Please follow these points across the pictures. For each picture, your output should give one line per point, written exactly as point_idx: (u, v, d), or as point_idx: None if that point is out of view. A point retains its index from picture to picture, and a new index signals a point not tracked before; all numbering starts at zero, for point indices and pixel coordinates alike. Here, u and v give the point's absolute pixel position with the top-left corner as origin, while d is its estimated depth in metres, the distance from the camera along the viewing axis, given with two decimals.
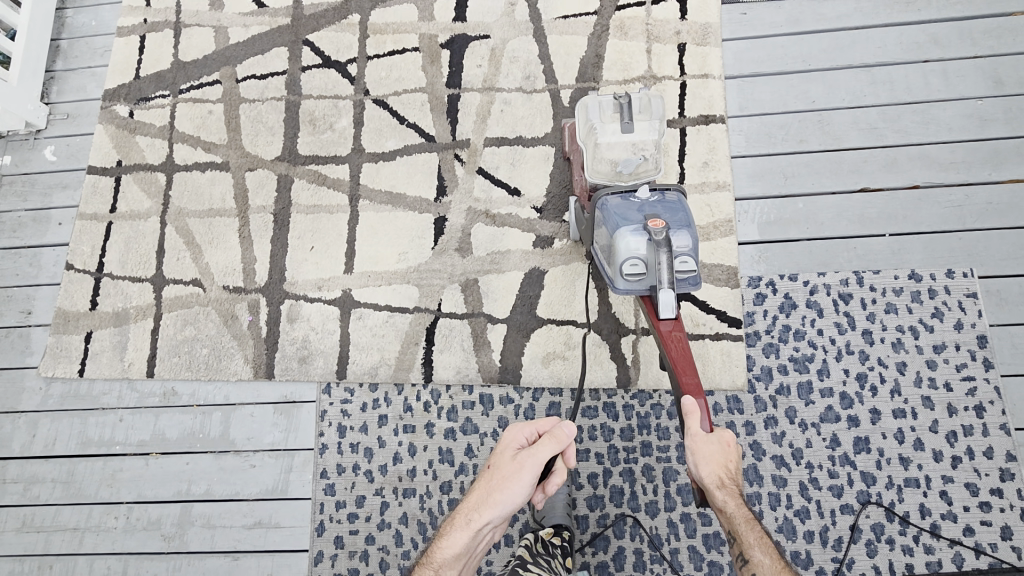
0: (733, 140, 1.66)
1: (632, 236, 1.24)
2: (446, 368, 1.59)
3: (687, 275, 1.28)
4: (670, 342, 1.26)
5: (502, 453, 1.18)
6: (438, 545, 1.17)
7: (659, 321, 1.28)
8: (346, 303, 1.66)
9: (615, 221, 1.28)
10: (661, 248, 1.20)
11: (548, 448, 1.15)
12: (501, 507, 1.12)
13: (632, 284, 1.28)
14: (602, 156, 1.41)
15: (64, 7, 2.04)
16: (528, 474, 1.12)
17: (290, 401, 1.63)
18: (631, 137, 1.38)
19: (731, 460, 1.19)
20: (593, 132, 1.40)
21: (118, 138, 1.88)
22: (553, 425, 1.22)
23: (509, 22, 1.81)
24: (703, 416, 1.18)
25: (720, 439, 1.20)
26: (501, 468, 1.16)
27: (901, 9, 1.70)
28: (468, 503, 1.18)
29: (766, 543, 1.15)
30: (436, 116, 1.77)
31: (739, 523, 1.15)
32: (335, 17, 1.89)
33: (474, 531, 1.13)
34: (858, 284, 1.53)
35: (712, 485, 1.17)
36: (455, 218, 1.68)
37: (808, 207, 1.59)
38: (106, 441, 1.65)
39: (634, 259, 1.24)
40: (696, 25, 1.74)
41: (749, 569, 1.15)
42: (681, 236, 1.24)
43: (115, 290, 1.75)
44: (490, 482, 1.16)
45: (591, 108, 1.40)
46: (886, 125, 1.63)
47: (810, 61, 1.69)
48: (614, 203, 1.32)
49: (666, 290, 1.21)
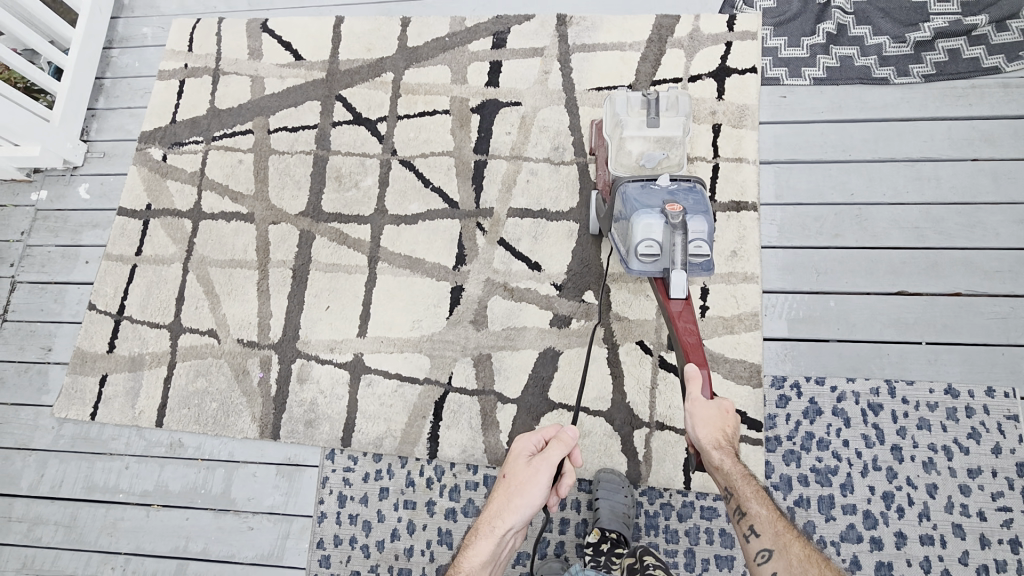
0: (764, 230, 1.60)
1: (648, 219, 1.24)
2: (451, 446, 1.55)
3: (698, 260, 1.28)
4: (677, 320, 1.27)
5: (515, 461, 1.21)
6: (465, 554, 1.16)
7: (669, 300, 1.28)
8: (356, 368, 1.64)
9: (633, 204, 1.28)
10: (676, 230, 1.21)
11: (558, 450, 1.20)
12: (523, 511, 1.14)
13: (646, 265, 1.28)
14: (627, 149, 1.44)
15: (111, 47, 2.10)
16: (544, 476, 1.16)
17: (293, 464, 1.61)
18: (655, 133, 1.41)
19: (729, 425, 1.21)
20: (619, 125, 1.42)
21: (151, 181, 1.91)
22: (557, 430, 1.26)
23: (541, 91, 1.80)
24: (703, 381, 1.20)
25: (719, 405, 1.21)
26: (516, 475, 1.19)
27: (949, 104, 1.64)
28: (488, 511, 1.19)
29: (761, 496, 1.15)
30: (461, 181, 1.76)
31: (735, 479, 1.16)
32: (369, 74, 1.90)
33: (500, 537, 1.14)
34: (890, 394, 1.45)
35: (709, 446, 1.19)
36: (472, 289, 1.66)
37: (840, 305, 1.52)
38: (111, 487, 1.66)
39: (649, 241, 1.24)
40: (732, 106, 1.70)
41: (747, 521, 1.14)
42: (697, 220, 1.23)
43: (133, 335, 1.76)
44: (508, 490, 1.18)
45: (617, 102, 1.42)
46: (929, 225, 1.55)
47: (851, 151, 1.64)
48: (633, 189, 1.30)
49: (679, 272, 1.23)
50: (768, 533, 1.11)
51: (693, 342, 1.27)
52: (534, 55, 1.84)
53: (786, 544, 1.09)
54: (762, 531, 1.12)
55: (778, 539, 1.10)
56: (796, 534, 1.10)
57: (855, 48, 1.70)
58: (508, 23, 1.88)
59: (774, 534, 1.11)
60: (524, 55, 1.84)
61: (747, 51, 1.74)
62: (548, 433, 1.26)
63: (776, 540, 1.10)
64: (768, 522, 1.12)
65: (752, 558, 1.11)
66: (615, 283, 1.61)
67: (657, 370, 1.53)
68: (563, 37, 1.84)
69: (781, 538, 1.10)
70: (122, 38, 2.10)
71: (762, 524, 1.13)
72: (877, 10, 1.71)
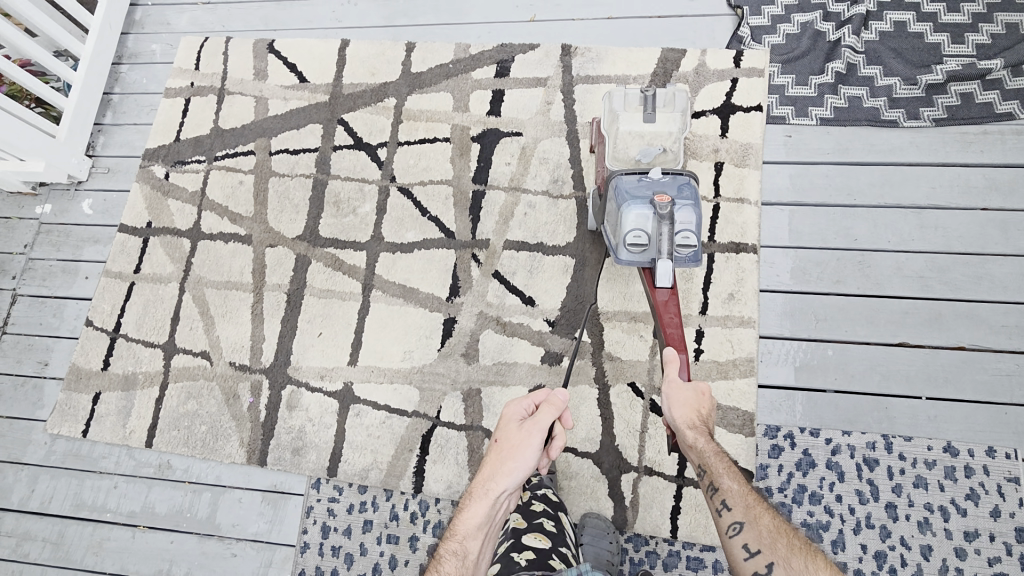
0: (763, 273, 1.57)
1: (637, 210, 1.27)
2: (437, 481, 1.54)
3: (685, 253, 1.31)
4: (663, 310, 1.32)
5: (506, 426, 1.20)
6: (459, 519, 1.14)
7: (656, 290, 1.33)
8: (346, 397, 1.63)
9: (624, 194, 1.30)
10: (663, 221, 1.25)
11: (549, 414, 1.19)
12: (517, 473, 1.13)
13: (634, 255, 1.32)
14: (623, 145, 1.42)
15: (120, 63, 2.12)
16: (537, 439, 1.16)
17: (279, 492, 1.61)
18: (652, 128, 1.40)
19: (704, 407, 1.22)
20: (616, 120, 1.42)
21: (152, 199, 1.92)
22: (548, 395, 1.26)
23: (543, 122, 1.79)
24: (681, 364, 1.25)
25: (695, 387, 1.23)
26: (509, 439, 1.18)
27: (959, 149, 1.60)
28: (481, 476, 1.17)
29: (734, 471, 1.13)
30: (458, 211, 1.74)
31: (708, 455, 1.14)
32: (372, 98, 1.90)
33: (494, 499, 1.12)
34: (887, 449, 1.41)
35: (683, 425, 1.18)
36: (464, 321, 1.65)
37: (839, 355, 1.49)
38: (98, 506, 1.66)
39: (638, 232, 1.28)
40: (736, 144, 1.67)
41: (718, 497, 1.11)
42: (686, 211, 1.26)
43: (128, 353, 1.77)
44: (501, 453, 1.17)
45: (615, 98, 1.44)
46: (934, 275, 1.52)
47: (855, 194, 1.60)
48: (627, 182, 1.32)
49: (665, 261, 1.28)
50: (739, 507, 1.08)
51: (676, 333, 1.32)
52: (537, 85, 1.83)
53: (757, 515, 1.06)
54: (734, 505, 1.09)
55: (749, 512, 1.07)
56: (767, 507, 1.08)
57: (864, 89, 1.68)
58: (512, 51, 1.87)
59: (745, 507, 1.08)
60: (527, 84, 1.83)
61: (753, 88, 1.71)
62: (538, 398, 1.25)
63: (746, 512, 1.07)
64: (739, 495, 1.09)
65: (723, 533, 1.08)
66: (608, 321, 1.59)
67: (648, 414, 1.51)
68: (568, 68, 1.83)
69: (752, 510, 1.07)
70: (132, 54, 2.12)
71: (734, 498, 1.10)
72: (888, 50, 1.69)
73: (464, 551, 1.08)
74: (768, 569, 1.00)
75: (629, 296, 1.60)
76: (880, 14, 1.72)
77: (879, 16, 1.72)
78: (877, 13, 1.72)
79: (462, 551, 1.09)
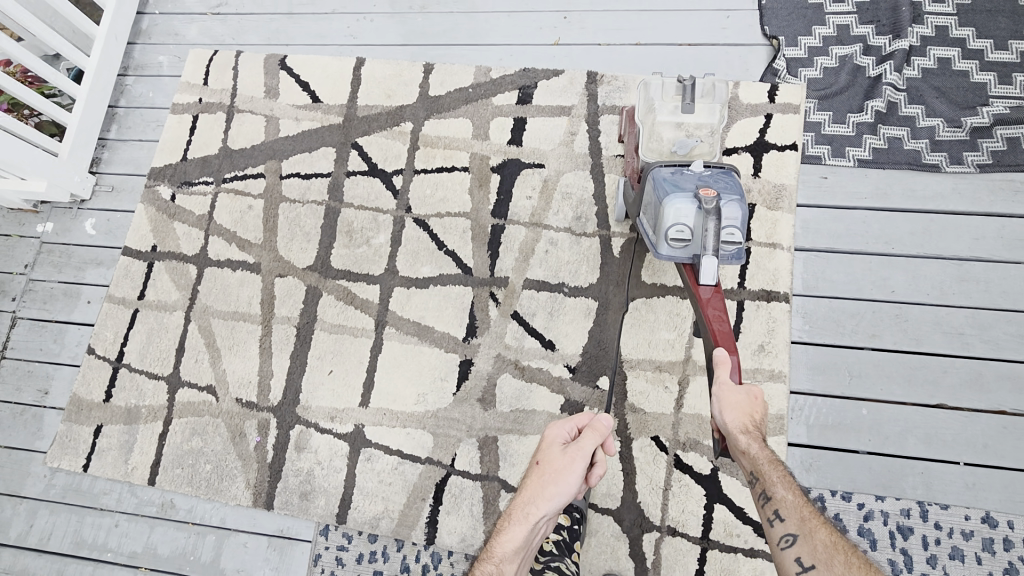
0: (795, 324, 1.51)
1: (680, 204, 1.19)
2: (450, 533, 1.49)
3: (731, 249, 1.23)
4: (706, 306, 1.23)
5: (549, 449, 1.19)
6: (496, 540, 1.14)
7: (699, 286, 1.24)
8: (357, 440, 1.58)
9: (665, 186, 1.23)
10: (709, 216, 1.16)
11: (592, 440, 1.16)
12: (558, 499, 1.12)
13: (676, 250, 1.24)
14: (658, 134, 1.37)
15: (126, 74, 2.04)
16: (579, 466, 1.14)
17: (286, 537, 1.56)
18: (689, 118, 1.35)
19: (757, 412, 1.17)
20: (652, 110, 1.37)
21: (158, 221, 1.85)
22: (591, 418, 1.23)
23: (566, 153, 1.71)
24: (733, 366, 1.19)
25: (748, 391, 1.18)
26: (551, 463, 1.17)
27: (1005, 198, 1.53)
28: (521, 498, 1.17)
29: (788, 481, 1.12)
30: (476, 246, 1.67)
31: (763, 464, 1.12)
32: (387, 122, 1.82)
33: (533, 524, 1.12)
34: (922, 517, 1.37)
35: (736, 430, 1.15)
36: (481, 363, 1.58)
37: (873, 414, 1.44)
38: (99, 545, 1.61)
39: (680, 226, 1.20)
40: (768, 185, 1.59)
41: (771, 506, 1.11)
42: (731, 207, 1.20)
43: (131, 385, 1.71)
44: (543, 477, 1.16)
45: (652, 88, 1.37)
46: (975, 333, 1.45)
47: (894, 243, 1.53)
48: (666, 174, 1.26)
49: (710, 257, 1.17)
50: (793, 519, 1.08)
51: (724, 329, 1.23)
52: (561, 114, 1.75)
53: (811, 529, 1.06)
54: (787, 516, 1.09)
55: (803, 525, 1.07)
56: (821, 521, 1.07)
57: (905, 129, 1.59)
58: (535, 77, 1.79)
59: (799, 519, 1.08)
60: (550, 113, 1.75)
61: (789, 125, 1.63)
62: (581, 421, 1.23)
63: (801, 526, 1.07)
64: (795, 507, 1.09)
65: (775, 543, 1.09)
66: (632, 370, 1.52)
67: (672, 471, 1.45)
68: (593, 97, 1.75)
69: (807, 524, 1.07)
70: (138, 66, 2.04)
71: (788, 509, 1.10)
72: (931, 88, 1.61)
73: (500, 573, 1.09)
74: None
75: (654, 344, 1.53)
76: (924, 49, 1.63)
77: (922, 51, 1.63)
78: (920, 48, 1.64)
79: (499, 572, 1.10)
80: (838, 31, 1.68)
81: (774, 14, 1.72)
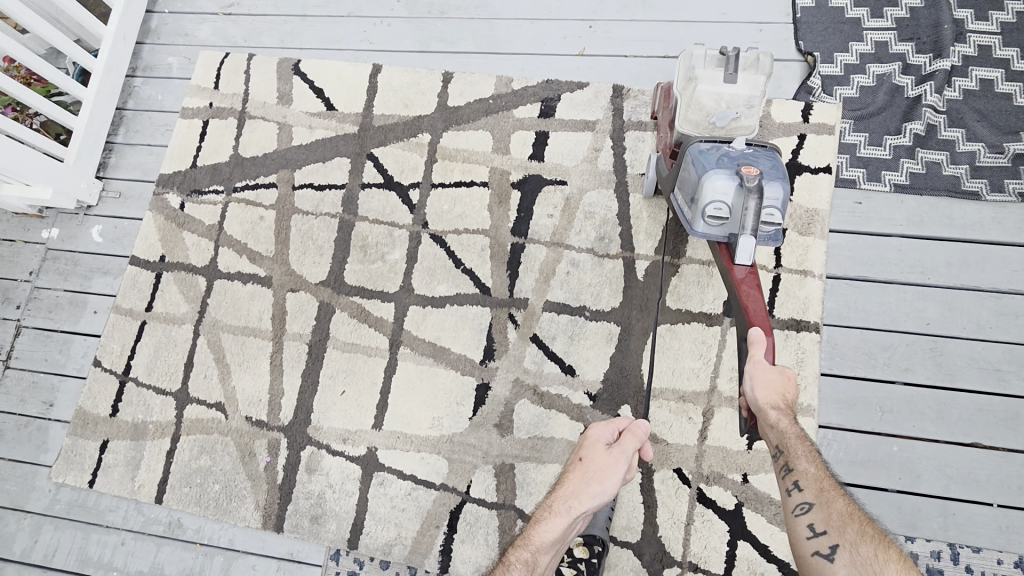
0: (825, 354, 1.46)
1: (720, 179, 1.16)
2: (465, 562, 1.46)
3: (769, 230, 1.20)
4: (742, 287, 1.20)
5: (594, 447, 1.23)
6: (534, 528, 1.18)
7: (733, 265, 1.21)
8: (369, 464, 1.54)
9: (704, 162, 1.20)
10: (750, 194, 1.13)
11: (638, 443, 1.21)
12: (602, 497, 1.16)
13: (712, 228, 1.21)
14: (698, 108, 1.33)
15: (134, 75, 1.98)
16: (625, 467, 1.19)
17: (296, 561, 1.53)
18: (731, 90, 1.31)
19: (789, 392, 1.14)
20: (693, 81, 1.32)
21: (166, 230, 1.79)
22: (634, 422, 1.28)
23: (589, 170, 1.65)
24: (769, 345, 1.13)
25: (781, 370, 1.14)
26: (596, 461, 1.21)
27: None
28: (562, 492, 1.21)
29: (812, 454, 1.10)
30: (495, 265, 1.62)
31: (789, 438, 1.10)
32: (404, 132, 1.76)
33: (574, 518, 1.16)
34: (953, 560, 1.33)
35: (766, 407, 1.12)
36: (499, 388, 1.54)
37: (904, 451, 1.39)
38: (104, 563, 1.58)
39: (719, 204, 1.17)
40: (801, 209, 1.53)
41: (791, 477, 1.09)
42: (775, 186, 1.14)
43: (138, 399, 1.67)
44: (587, 472, 1.20)
45: (694, 58, 1.32)
46: (1012, 369, 1.41)
47: (931, 273, 1.48)
48: (705, 150, 1.23)
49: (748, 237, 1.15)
50: (811, 489, 1.06)
51: (758, 307, 1.19)
52: (584, 129, 1.69)
53: (829, 499, 1.04)
54: (806, 487, 1.07)
55: (821, 495, 1.05)
56: (840, 492, 1.05)
57: (944, 153, 1.53)
58: (559, 89, 1.72)
59: (817, 490, 1.06)
60: (573, 127, 1.69)
61: (823, 147, 1.57)
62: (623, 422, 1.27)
63: (819, 495, 1.05)
64: (815, 478, 1.07)
65: (789, 510, 1.07)
66: (655, 399, 1.48)
67: (694, 505, 1.41)
68: (618, 111, 1.69)
69: (825, 495, 1.05)
70: (147, 66, 1.97)
71: (807, 480, 1.07)
72: (972, 111, 1.54)
73: (535, 562, 1.14)
74: (832, 550, 0.98)
75: (678, 373, 1.49)
76: (966, 70, 1.57)
77: (964, 71, 1.57)
78: (962, 68, 1.57)
79: (533, 560, 1.14)
80: (876, 48, 1.62)
81: (809, 28, 1.66)
